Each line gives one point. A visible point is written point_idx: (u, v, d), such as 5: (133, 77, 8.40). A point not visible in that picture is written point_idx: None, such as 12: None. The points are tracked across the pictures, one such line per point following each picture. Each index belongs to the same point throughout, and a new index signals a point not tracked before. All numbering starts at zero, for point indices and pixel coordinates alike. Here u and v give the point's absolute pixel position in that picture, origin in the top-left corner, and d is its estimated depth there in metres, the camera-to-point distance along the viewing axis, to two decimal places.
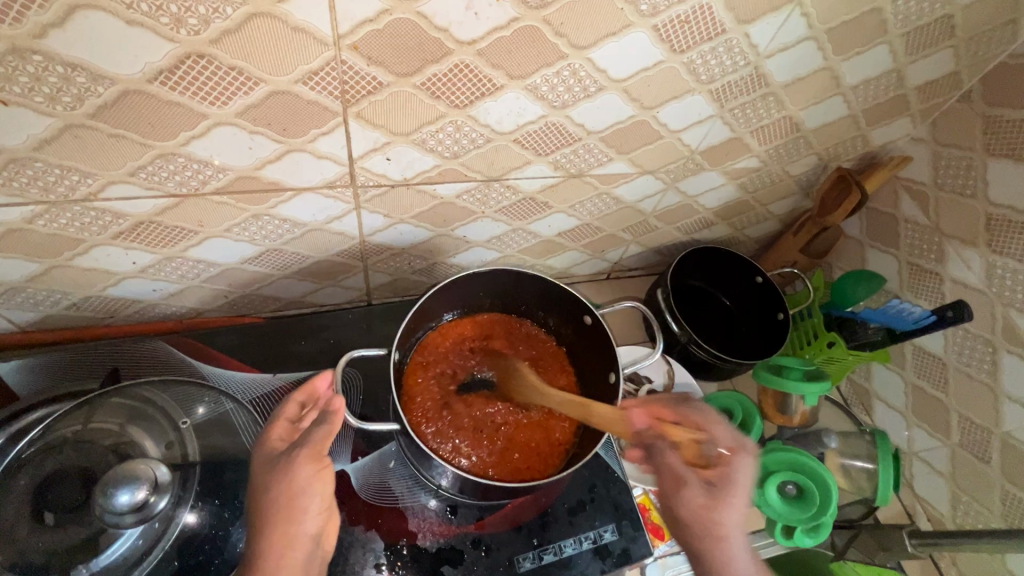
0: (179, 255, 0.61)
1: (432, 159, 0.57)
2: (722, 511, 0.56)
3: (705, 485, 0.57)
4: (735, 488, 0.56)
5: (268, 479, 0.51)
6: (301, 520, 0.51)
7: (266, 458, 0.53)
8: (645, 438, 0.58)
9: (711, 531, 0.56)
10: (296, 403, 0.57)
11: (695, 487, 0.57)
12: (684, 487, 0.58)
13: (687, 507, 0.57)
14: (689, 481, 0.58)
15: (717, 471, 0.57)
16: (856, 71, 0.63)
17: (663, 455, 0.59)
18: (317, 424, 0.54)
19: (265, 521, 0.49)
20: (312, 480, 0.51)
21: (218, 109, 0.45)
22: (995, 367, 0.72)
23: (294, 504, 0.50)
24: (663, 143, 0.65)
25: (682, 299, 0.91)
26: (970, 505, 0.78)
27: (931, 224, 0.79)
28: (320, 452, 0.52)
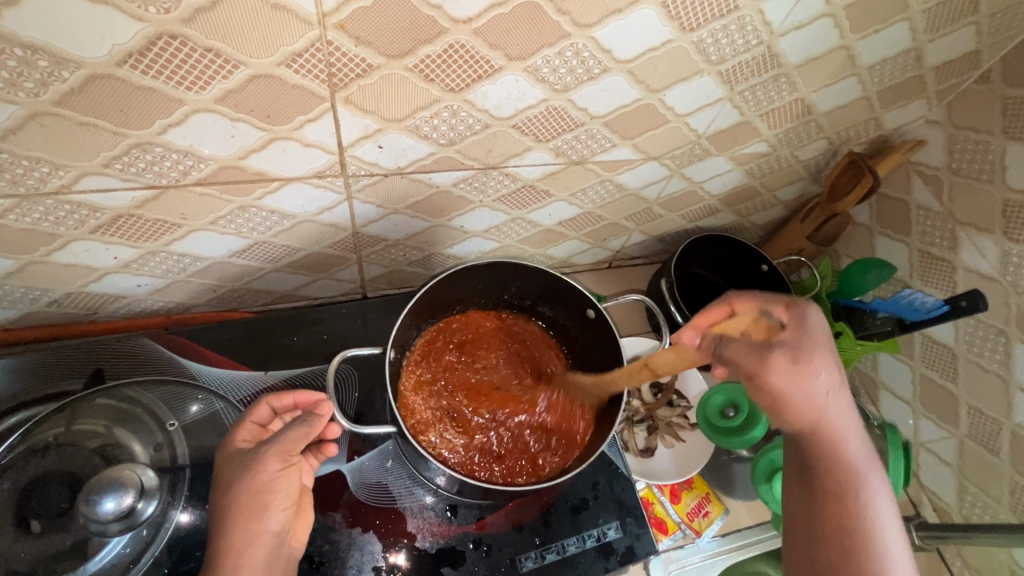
0: (163, 249, 0.58)
1: (427, 146, 0.54)
2: (829, 381, 0.49)
3: (795, 365, 0.48)
4: (823, 349, 0.49)
5: (234, 474, 0.49)
6: (265, 518, 0.49)
7: (229, 456, 0.51)
8: (708, 348, 0.51)
9: (828, 408, 0.49)
10: (269, 408, 0.55)
11: (796, 372, 0.48)
12: (789, 371, 0.48)
13: (777, 390, 0.48)
14: (783, 360, 0.48)
15: (799, 338, 0.49)
16: (873, 50, 0.60)
17: (733, 351, 0.49)
18: (295, 422, 0.51)
19: (227, 516, 0.47)
20: (277, 477, 0.50)
21: (195, 94, 0.42)
22: (1007, 358, 0.70)
23: (258, 502, 0.48)
24: (669, 127, 0.62)
25: (686, 288, 0.88)
26: (977, 496, 0.77)
27: (944, 210, 0.76)
28: (289, 451, 0.50)
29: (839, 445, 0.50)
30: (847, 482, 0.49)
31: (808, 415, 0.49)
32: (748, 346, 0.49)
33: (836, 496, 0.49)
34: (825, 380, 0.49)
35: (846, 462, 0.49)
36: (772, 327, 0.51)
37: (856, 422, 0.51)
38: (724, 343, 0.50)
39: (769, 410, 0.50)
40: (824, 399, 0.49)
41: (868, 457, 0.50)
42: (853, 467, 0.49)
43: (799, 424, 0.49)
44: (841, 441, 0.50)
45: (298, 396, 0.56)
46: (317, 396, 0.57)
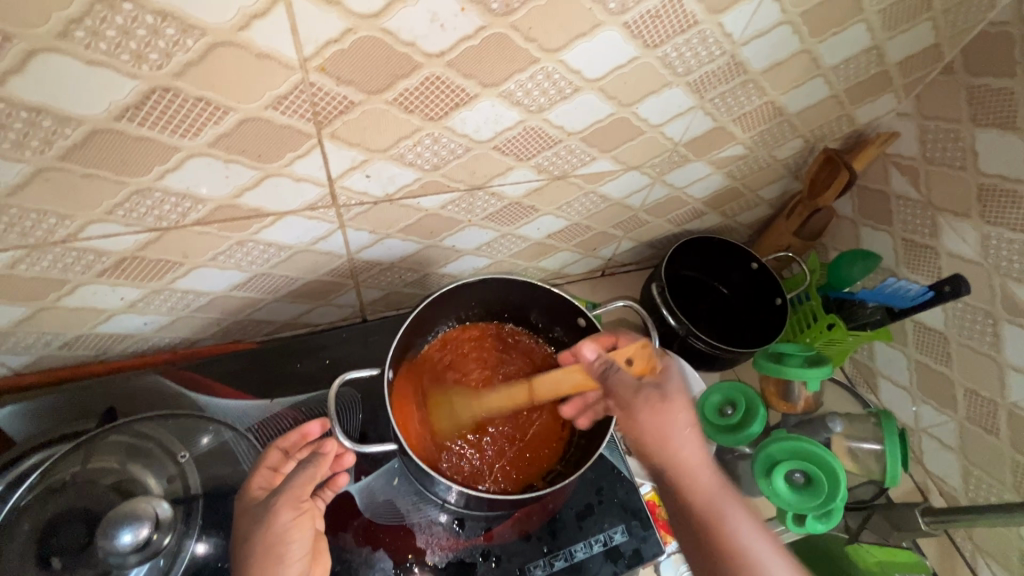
0: (167, 287, 0.60)
1: (413, 173, 0.57)
2: (688, 421, 0.55)
3: (662, 397, 0.56)
4: (682, 398, 0.56)
5: (248, 527, 0.52)
6: (282, 567, 0.51)
7: (245, 507, 0.54)
8: (597, 368, 0.59)
9: (687, 448, 0.54)
10: (280, 450, 0.57)
11: (662, 408, 0.56)
12: (651, 412, 0.55)
13: (650, 431, 0.55)
14: (651, 396, 0.56)
15: (666, 381, 0.58)
16: (835, 51, 0.62)
17: (621, 380, 0.58)
18: (302, 466, 0.54)
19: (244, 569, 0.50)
20: (291, 526, 0.52)
21: (190, 140, 0.44)
22: (996, 339, 0.71)
23: (274, 552, 0.51)
24: (646, 138, 0.65)
25: (678, 290, 0.90)
26: (981, 478, 0.77)
27: (923, 198, 0.78)
28: (298, 499, 0.53)
29: (693, 478, 0.53)
30: (707, 514, 0.52)
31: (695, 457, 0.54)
32: (632, 379, 0.58)
33: (711, 529, 0.51)
34: (688, 426, 0.55)
35: (701, 495, 0.52)
36: (653, 360, 0.60)
37: (705, 448, 0.55)
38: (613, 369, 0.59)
39: (643, 447, 0.56)
40: (688, 450, 0.54)
41: (722, 490, 0.53)
42: (710, 505, 0.52)
43: (671, 467, 0.54)
44: (698, 468, 0.53)
45: (301, 432, 0.57)
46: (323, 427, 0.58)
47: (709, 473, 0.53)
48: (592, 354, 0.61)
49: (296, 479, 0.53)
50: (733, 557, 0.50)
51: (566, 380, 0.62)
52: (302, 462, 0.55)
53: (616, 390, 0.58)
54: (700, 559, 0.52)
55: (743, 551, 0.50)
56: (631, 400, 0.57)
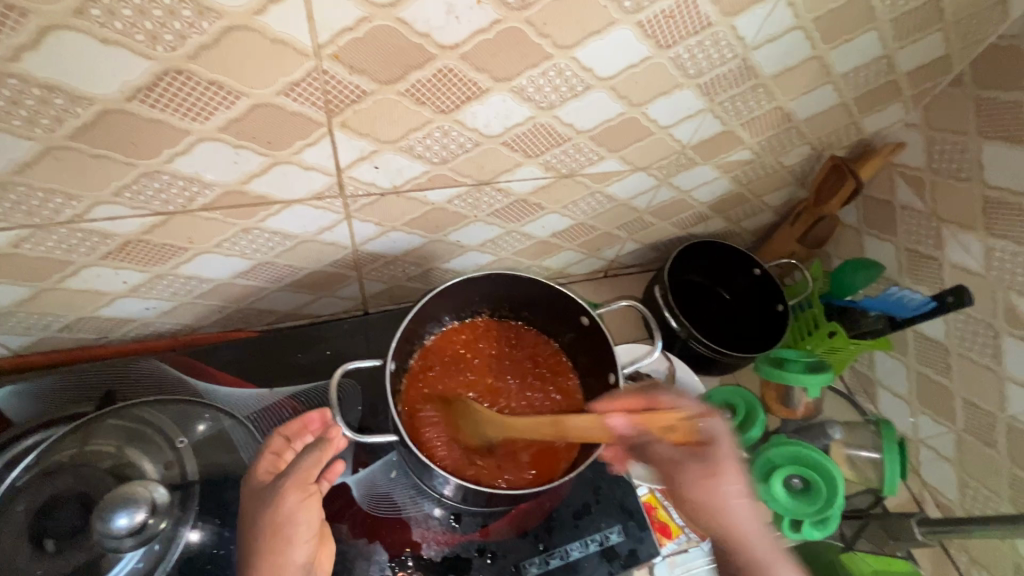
0: (170, 272, 0.60)
1: (421, 165, 0.57)
2: (739, 489, 0.55)
3: (709, 467, 0.55)
4: (732, 462, 0.55)
5: (255, 508, 0.51)
6: (290, 549, 0.50)
7: (252, 491, 0.53)
8: (629, 438, 0.56)
9: (738, 519, 0.55)
10: (282, 437, 0.57)
11: (708, 481, 0.55)
12: (696, 482, 0.55)
13: (697, 499, 0.55)
14: (697, 469, 0.55)
15: (710, 450, 0.55)
16: (846, 59, 0.62)
17: (654, 448, 0.56)
18: (308, 449, 0.54)
19: (254, 549, 0.49)
20: (298, 509, 0.51)
21: (201, 124, 0.44)
22: (997, 351, 0.71)
23: (281, 533, 0.50)
24: (654, 139, 0.65)
25: (681, 294, 0.90)
26: (977, 490, 0.77)
27: (928, 209, 0.78)
28: (306, 480, 0.52)
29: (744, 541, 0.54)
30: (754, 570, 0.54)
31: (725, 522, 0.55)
32: (670, 451, 0.56)
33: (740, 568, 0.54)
34: (735, 490, 0.55)
35: (750, 555, 0.54)
36: (695, 431, 0.56)
37: (754, 515, 0.55)
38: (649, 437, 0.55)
39: (690, 509, 0.57)
40: (735, 511, 0.55)
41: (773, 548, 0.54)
42: (758, 558, 0.54)
43: (716, 529, 0.55)
44: (749, 537, 0.54)
45: (305, 422, 0.58)
46: (323, 416, 0.59)
47: (762, 540, 0.54)
48: (622, 422, 0.55)
49: (303, 462, 0.52)
50: None
51: (594, 432, 0.57)
52: (307, 447, 0.54)
53: (656, 457, 0.57)
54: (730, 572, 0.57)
55: None
56: (670, 469, 0.56)
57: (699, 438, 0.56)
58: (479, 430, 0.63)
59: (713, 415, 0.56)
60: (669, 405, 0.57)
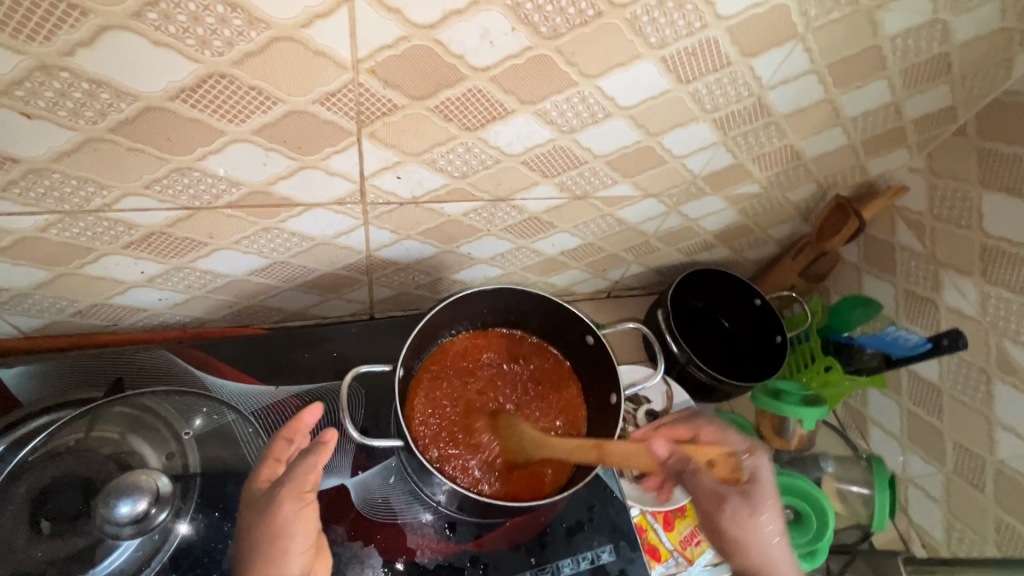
0: (187, 265, 0.61)
1: (441, 178, 0.58)
2: (775, 529, 0.59)
3: (753, 508, 0.59)
4: (771, 502, 0.59)
5: (252, 518, 0.49)
6: (285, 562, 0.48)
7: (252, 498, 0.52)
8: (672, 467, 0.63)
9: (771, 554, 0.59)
10: (284, 440, 0.55)
11: (745, 517, 0.59)
12: (736, 521, 0.59)
13: (732, 534, 0.60)
14: (741, 507, 0.59)
15: (756, 490, 0.60)
16: (856, 103, 0.65)
17: (698, 485, 0.63)
18: (304, 453, 0.51)
19: (249, 559, 0.48)
20: (294, 519, 0.49)
21: (236, 126, 0.46)
22: (989, 397, 0.73)
23: (276, 546, 0.48)
24: (667, 167, 0.67)
25: (682, 319, 0.91)
26: (963, 532, 0.78)
27: (927, 252, 0.80)
28: (302, 489, 0.50)
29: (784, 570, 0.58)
30: None
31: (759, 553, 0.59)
32: (711, 484, 0.62)
33: None
34: (771, 529, 0.59)
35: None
36: (737, 469, 0.62)
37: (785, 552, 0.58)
38: (695, 469, 0.63)
39: (721, 543, 0.62)
40: (773, 547, 0.59)
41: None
42: None
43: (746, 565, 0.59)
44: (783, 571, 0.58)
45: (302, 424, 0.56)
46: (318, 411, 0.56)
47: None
48: (664, 450, 0.63)
49: (298, 469, 0.50)
50: None
51: (637, 460, 0.59)
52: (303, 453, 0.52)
53: (699, 490, 0.63)
54: None
55: None
56: (711, 504, 0.61)
57: (745, 473, 0.61)
58: (522, 443, 0.64)
59: (759, 450, 0.62)
60: (712, 440, 0.64)
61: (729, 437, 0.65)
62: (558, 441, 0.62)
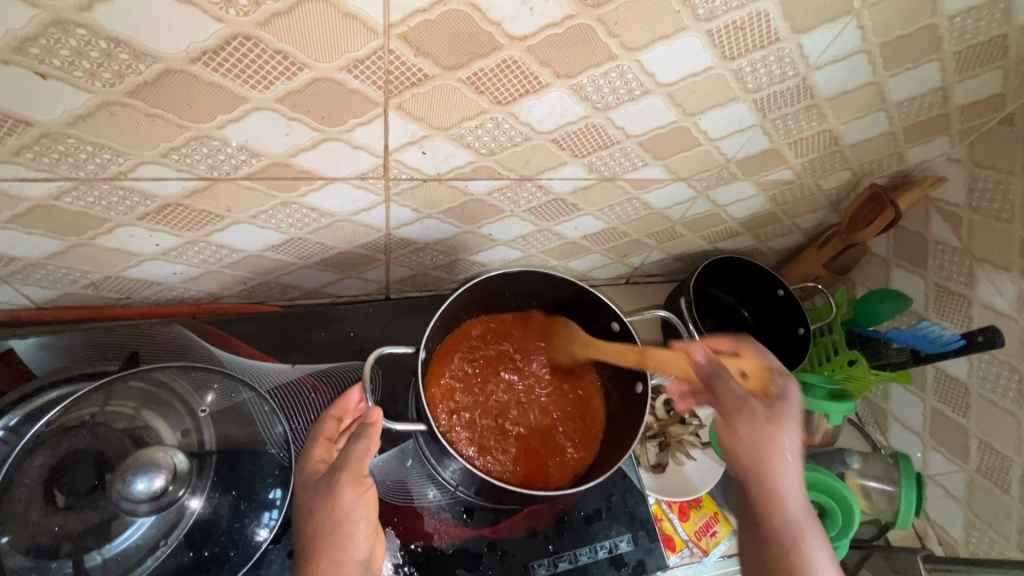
0: (203, 239, 0.59)
1: (467, 155, 0.56)
2: (790, 443, 0.58)
3: (772, 415, 0.59)
4: (791, 420, 0.60)
5: (311, 503, 0.49)
6: (349, 547, 0.49)
7: (306, 481, 0.51)
8: (706, 369, 0.62)
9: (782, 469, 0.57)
10: (334, 419, 0.55)
11: (756, 426, 0.59)
12: (755, 427, 0.59)
13: (748, 447, 0.59)
14: (759, 412, 0.60)
15: (779, 404, 0.61)
16: (903, 87, 0.62)
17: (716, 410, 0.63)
18: (355, 439, 0.51)
19: (313, 543, 0.48)
20: (356, 504, 0.50)
21: (259, 93, 0.44)
22: (1020, 396, 0.71)
23: (342, 532, 0.49)
24: (700, 150, 0.64)
25: (703, 308, 0.90)
26: (983, 531, 0.77)
27: (963, 246, 0.77)
28: (361, 474, 0.50)
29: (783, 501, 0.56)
30: (791, 531, 0.55)
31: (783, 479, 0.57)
32: (741, 391, 0.61)
33: (779, 542, 0.55)
34: (787, 443, 0.58)
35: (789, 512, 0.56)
36: (769, 382, 0.63)
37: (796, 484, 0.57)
38: (719, 375, 0.62)
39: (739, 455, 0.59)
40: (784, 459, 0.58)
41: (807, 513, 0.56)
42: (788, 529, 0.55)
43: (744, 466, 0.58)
44: (782, 492, 0.57)
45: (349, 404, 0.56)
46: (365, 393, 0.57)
47: (795, 501, 0.56)
48: (702, 354, 0.63)
49: (353, 455, 0.50)
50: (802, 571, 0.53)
51: (675, 364, 0.63)
52: (352, 435, 0.51)
53: (719, 393, 0.62)
54: (755, 560, 0.57)
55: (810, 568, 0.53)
56: (727, 405, 0.61)
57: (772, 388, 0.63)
58: (570, 346, 0.68)
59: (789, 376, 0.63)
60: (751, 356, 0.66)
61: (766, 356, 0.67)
62: (606, 342, 0.65)
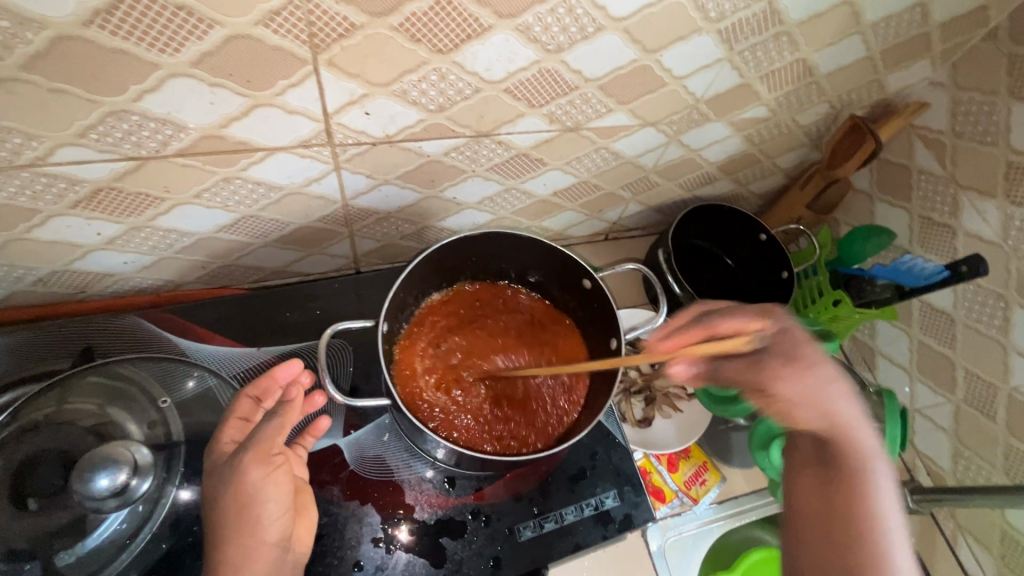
0: (147, 224, 0.56)
1: (416, 113, 0.52)
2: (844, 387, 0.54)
3: (787, 362, 0.54)
4: (807, 354, 0.55)
5: (216, 488, 0.49)
6: (259, 530, 0.49)
7: (216, 463, 0.51)
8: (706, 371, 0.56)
9: (838, 408, 0.53)
10: (250, 399, 0.55)
11: (795, 374, 0.54)
12: (791, 380, 0.54)
13: (818, 403, 0.53)
14: (776, 365, 0.55)
15: (781, 349, 0.55)
16: (878, 5, 0.58)
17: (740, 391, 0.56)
18: (269, 418, 0.52)
19: (221, 528, 0.48)
20: (264, 483, 0.49)
21: (170, 57, 0.40)
22: (1005, 323, 0.70)
23: (247, 514, 0.49)
24: (666, 90, 0.60)
25: (684, 259, 0.87)
26: (970, 459, 0.77)
27: (946, 174, 0.75)
28: (267, 452, 0.50)
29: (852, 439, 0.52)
30: (854, 471, 0.52)
31: (823, 416, 0.53)
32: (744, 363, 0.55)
33: (846, 488, 0.51)
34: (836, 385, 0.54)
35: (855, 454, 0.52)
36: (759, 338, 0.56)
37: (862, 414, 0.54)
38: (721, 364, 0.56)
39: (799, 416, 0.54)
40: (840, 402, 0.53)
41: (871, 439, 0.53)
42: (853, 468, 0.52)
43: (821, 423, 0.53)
44: (849, 431, 0.53)
45: (275, 380, 0.56)
46: (291, 370, 0.56)
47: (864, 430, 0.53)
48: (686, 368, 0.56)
49: (262, 432, 0.50)
50: (864, 517, 0.50)
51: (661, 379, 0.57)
52: (268, 413, 0.53)
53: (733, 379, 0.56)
54: (834, 532, 0.51)
55: (873, 507, 0.50)
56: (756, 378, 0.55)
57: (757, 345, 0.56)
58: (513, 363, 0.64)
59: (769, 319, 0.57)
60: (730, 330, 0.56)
61: (733, 316, 0.58)
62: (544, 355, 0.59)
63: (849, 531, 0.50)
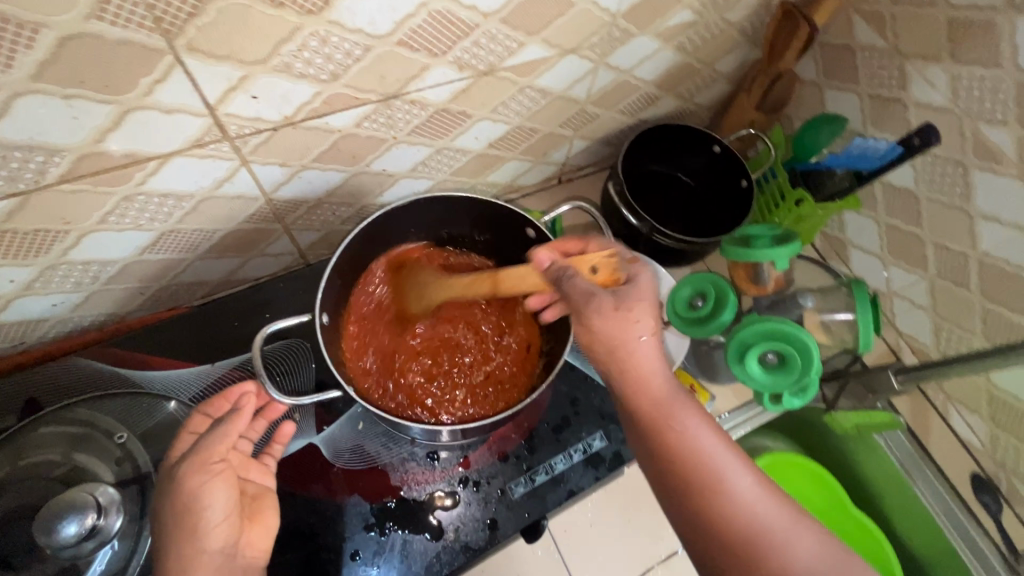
0: (61, 261, 0.53)
1: (309, 86, 0.48)
2: (645, 325, 0.48)
3: (620, 301, 0.48)
4: (644, 300, 0.48)
5: (160, 500, 0.47)
6: (200, 538, 0.46)
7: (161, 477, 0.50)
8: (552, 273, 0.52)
9: (641, 367, 0.48)
10: (205, 415, 0.54)
11: (614, 315, 0.48)
12: (606, 315, 0.48)
13: (608, 342, 0.48)
14: (606, 302, 0.48)
15: (625, 288, 0.49)
16: None
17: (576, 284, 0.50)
18: (216, 426, 0.51)
19: (162, 541, 0.46)
20: (204, 488, 0.47)
21: (5, 74, 0.36)
22: (967, 188, 0.68)
23: (188, 521, 0.46)
24: (577, 11, 0.56)
25: (638, 187, 0.85)
26: (951, 331, 0.78)
27: (888, 46, 0.71)
28: (207, 459, 0.48)
29: (647, 385, 0.48)
30: (660, 414, 0.47)
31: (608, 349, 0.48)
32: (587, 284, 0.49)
33: (658, 430, 0.47)
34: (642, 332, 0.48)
35: (653, 398, 0.47)
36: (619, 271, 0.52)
37: (658, 362, 0.48)
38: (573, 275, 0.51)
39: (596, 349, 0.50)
40: (638, 346, 0.48)
41: (677, 395, 0.48)
42: (653, 415, 0.47)
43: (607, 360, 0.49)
44: (648, 377, 0.48)
45: (227, 397, 0.54)
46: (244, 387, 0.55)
47: (661, 376, 0.48)
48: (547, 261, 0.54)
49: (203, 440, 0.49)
50: (706, 478, 0.45)
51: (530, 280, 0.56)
52: (216, 424, 0.51)
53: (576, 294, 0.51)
54: (663, 489, 0.47)
55: (713, 465, 0.45)
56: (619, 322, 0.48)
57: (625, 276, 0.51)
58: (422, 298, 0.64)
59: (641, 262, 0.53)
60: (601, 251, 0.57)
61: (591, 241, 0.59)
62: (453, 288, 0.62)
63: (694, 493, 0.45)
